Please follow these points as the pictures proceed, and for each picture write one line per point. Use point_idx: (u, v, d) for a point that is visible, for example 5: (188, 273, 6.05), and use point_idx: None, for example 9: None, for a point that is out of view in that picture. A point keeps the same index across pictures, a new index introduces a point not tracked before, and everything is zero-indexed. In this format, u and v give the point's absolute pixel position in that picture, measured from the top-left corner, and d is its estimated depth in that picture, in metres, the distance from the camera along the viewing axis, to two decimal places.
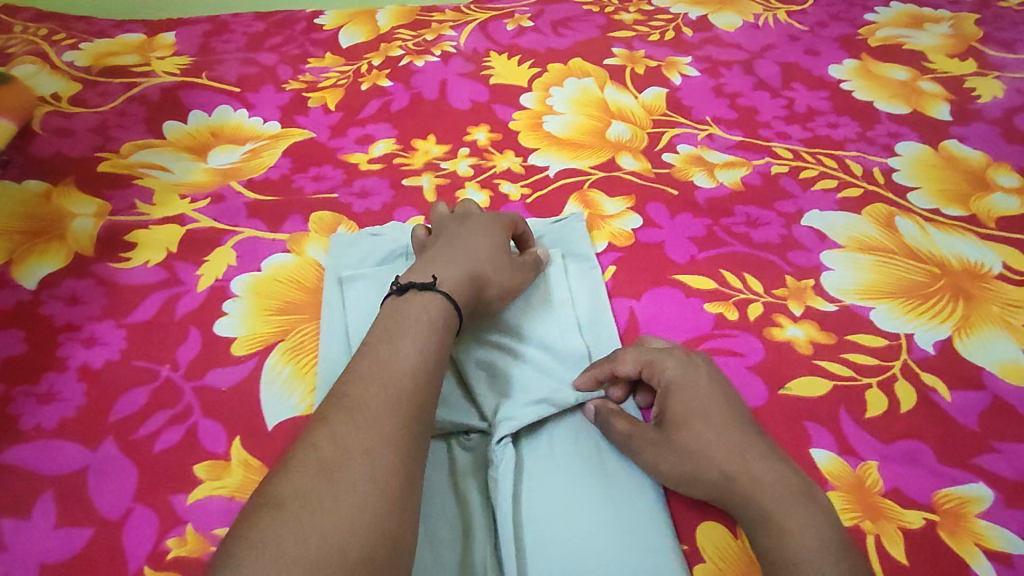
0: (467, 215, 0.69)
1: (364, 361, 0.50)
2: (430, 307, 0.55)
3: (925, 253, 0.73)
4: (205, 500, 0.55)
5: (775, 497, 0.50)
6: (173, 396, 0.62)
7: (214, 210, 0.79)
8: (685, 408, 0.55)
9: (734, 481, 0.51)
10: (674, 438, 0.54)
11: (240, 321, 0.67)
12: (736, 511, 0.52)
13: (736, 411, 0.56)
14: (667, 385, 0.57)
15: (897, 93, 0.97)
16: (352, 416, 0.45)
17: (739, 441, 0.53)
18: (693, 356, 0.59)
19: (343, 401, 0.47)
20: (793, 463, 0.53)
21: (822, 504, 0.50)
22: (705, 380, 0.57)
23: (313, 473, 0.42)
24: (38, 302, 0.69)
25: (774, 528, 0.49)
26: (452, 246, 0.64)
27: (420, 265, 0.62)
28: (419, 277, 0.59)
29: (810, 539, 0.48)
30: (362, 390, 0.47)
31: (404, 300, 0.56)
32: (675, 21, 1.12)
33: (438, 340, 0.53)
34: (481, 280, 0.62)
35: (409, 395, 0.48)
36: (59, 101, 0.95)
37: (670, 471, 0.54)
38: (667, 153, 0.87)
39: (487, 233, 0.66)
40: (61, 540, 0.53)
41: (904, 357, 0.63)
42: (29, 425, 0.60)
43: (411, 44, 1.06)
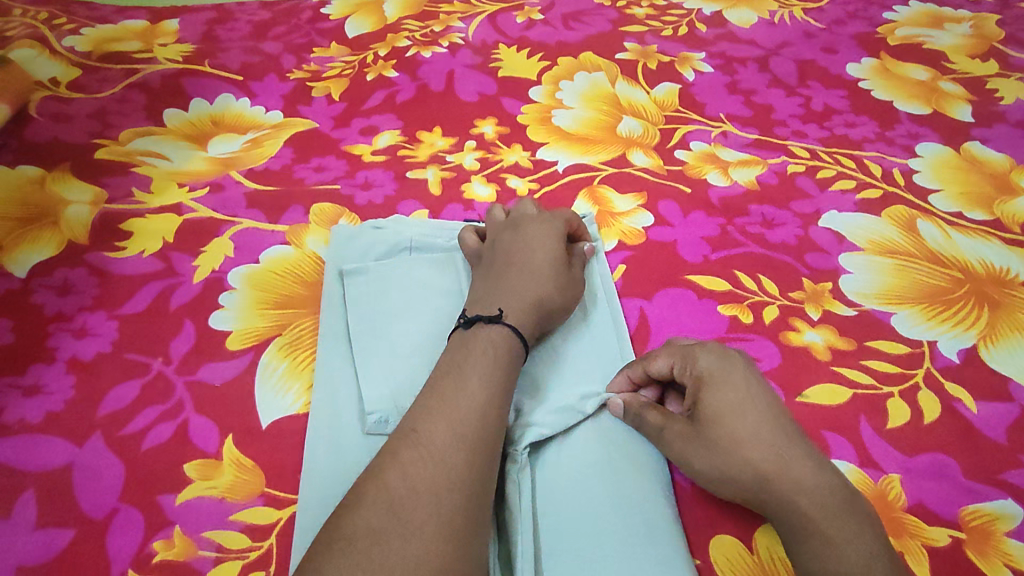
0: (519, 221, 0.67)
1: (432, 392, 0.49)
2: (500, 340, 0.54)
3: (949, 257, 0.70)
4: (194, 501, 0.53)
5: (819, 505, 0.47)
6: (164, 390, 0.59)
7: (213, 200, 0.77)
8: (723, 404, 0.52)
9: (770, 483, 0.49)
10: (709, 432, 0.52)
11: (237, 314, 0.65)
12: (773, 516, 0.49)
13: (772, 408, 0.52)
14: (699, 377, 0.54)
15: (917, 93, 0.95)
16: (420, 452, 0.45)
17: (779, 440, 0.50)
18: (727, 350, 0.56)
19: (410, 434, 0.46)
20: (837, 470, 0.50)
21: (866, 515, 0.48)
22: (742, 372, 0.54)
23: (381, 510, 0.42)
24: (29, 291, 0.67)
25: (817, 537, 0.47)
26: (512, 264, 0.62)
27: (483, 295, 0.60)
28: (485, 308, 0.57)
29: (855, 551, 0.46)
30: (429, 424, 0.47)
31: (470, 335, 0.54)
32: (689, 17, 1.10)
33: (503, 372, 0.52)
34: (544, 304, 0.60)
35: (474, 433, 0.47)
36: (56, 85, 0.92)
37: (704, 471, 0.52)
38: (679, 150, 0.84)
39: (544, 245, 0.64)
40: (44, 540, 0.50)
41: (927, 365, 0.60)
42: (14, 418, 0.57)
43: (418, 35, 1.04)
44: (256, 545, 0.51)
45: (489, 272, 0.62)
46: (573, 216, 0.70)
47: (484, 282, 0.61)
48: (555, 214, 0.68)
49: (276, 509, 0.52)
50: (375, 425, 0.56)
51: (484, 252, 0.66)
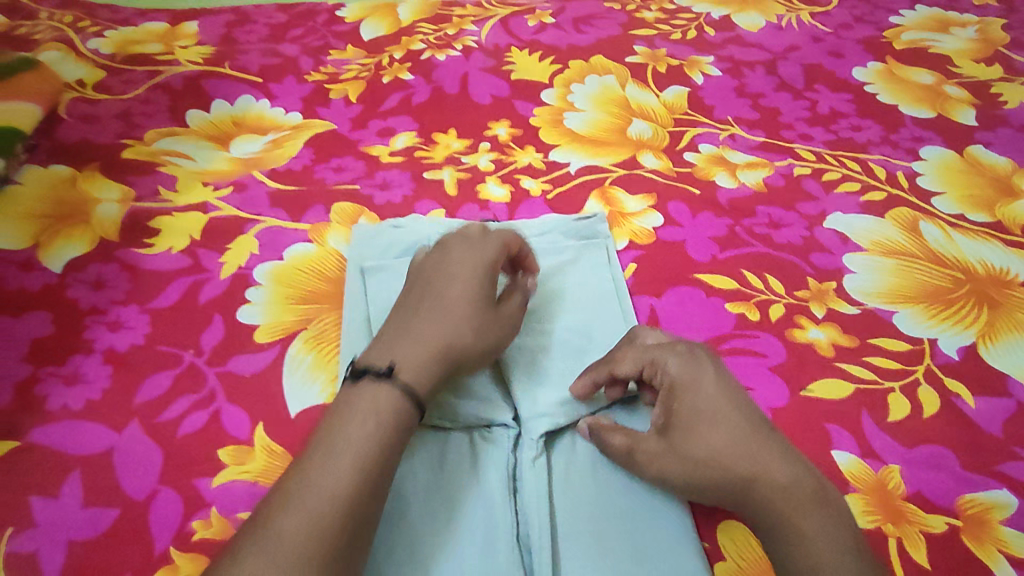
0: (447, 248, 0.60)
1: (298, 470, 0.44)
2: (389, 403, 0.48)
3: (951, 258, 0.72)
4: (228, 484, 0.55)
5: (791, 500, 0.48)
6: (196, 380, 0.62)
7: (238, 199, 0.80)
8: (692, 410, 0.52)
9: (746, 489, 0.49)
10: (679, 442, 0.52)
11: (263, 309, 0.68)
12: (750, 516, 0.50)
13: (742, 409, 0.52)
14: (669, 384, 0.54)
15: (922, 97, 0.97)
16: (267, 555, 0.40)
17: (748, 441, 0.50)
18: (695, 351, 0.56)
19: (264, 528, 0.41)
20: (806, 460, 0.50)
21: (835, 508, 0.48)
22: (711, 376, 0.54)
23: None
24: (64, 285, 0.70)
25: (792, 534, 0.47)
26: (423, 306, 0.56)
27: (383, 340, 0.53)
28: (380, 355, 0.51)
29: (827, 541, 0.47)
30: (286, 517, 0.42)
31: (357, 388, 0.49)
32: (697, 21, 1.12)
33: (385, 437, 0.47)
34: (451, 351, 0.53)
35: (334, 522, 0.42)
36: (83, 87, 0.96)
37: (679, 481, 0.52)
38: (688, 152, 0.87)
39: (462, 284, 0.57)
40: (89, 519, 0.53)
41: (928, 361, 0.63)
42: (56, 405, 0.60)
43: (433, 38, 1.06)
44: None
45: (399, 311, 0.56)
46: (514, 237, 0.63)
47: (390, 325, 0.55)
48: (492, 241, 0.61)
49: None
50: None
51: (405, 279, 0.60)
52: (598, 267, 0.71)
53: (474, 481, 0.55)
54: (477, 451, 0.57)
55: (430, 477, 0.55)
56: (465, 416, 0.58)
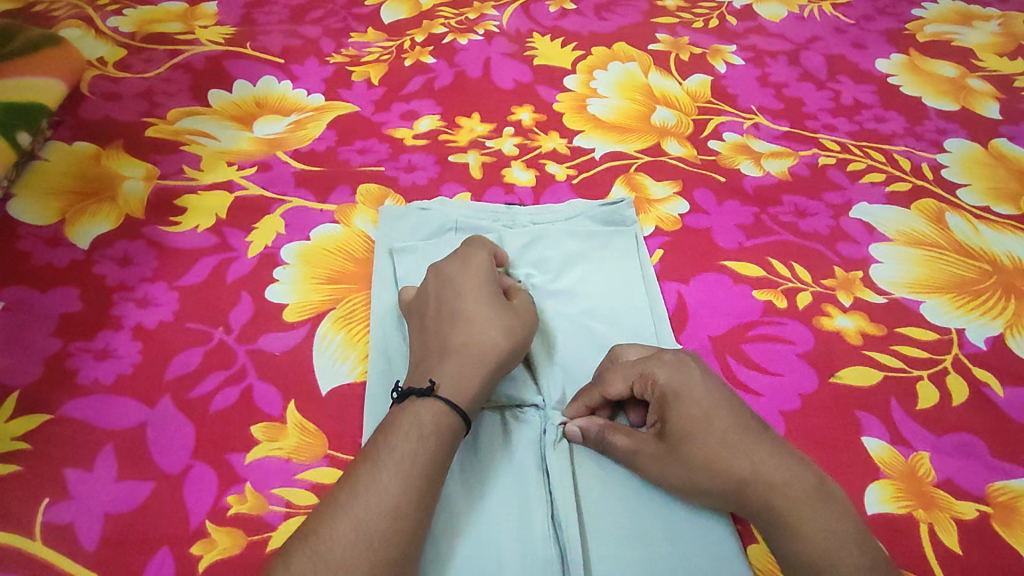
0: (438, 266, 0.61)
1: (347, 483, 0.45)
2: (434, 422, 0.49)
3: (978, 250, 0.72)
4: (262, 460, 0.56)
5: (791, 499, 0.48)
6: (227, 357, 0.62)
7: (262, 178, 0.80)
8: (687, 418, 0.51)
9: (747, 490, 0.49)
10: (679, 449, 0.51)
11: (292, 288, 0.68)
12: (752, 517, 0.50)
13: (739, 413, 0.52)
14: (662, 394, 0.53)
15: (945, 90, 0.96)
16: (316, 566, 0.41)
17: (743, 443, 0.50)
18: (685, 358, 0.55)
19: (312, 539, 0.42)
20: (806, 458, 0.50)
21: (840, 504, 0.48)
22: (701, 383, 0.53)
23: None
24: (91, 262, 0.70)
25: (792, 533, 0.47)
26: (439, 320, 0.56)
27: (418, 363, 0.54)
28: (418, 379, 0.52)
29: (832, 539, 0.46)
30: (333, 529, 0.43)
31: (402, 412, 0.49)
32: (719, 9, 1.11)
33: (437, 456, 0.47)
34: (486, 353, 0.54)
35: (384, 535, 0.43)
36: (104, 65, 0.95)
37: (678, 483, 0.52)
38: (713, 140, 0.86)
39: (470, 289, 0.58)
40: (124, 492, 0.54)
41: (956, 351, 0.63)
42: (87, 379, 0.61)
43: (454, 22, 1.06)
44: None
45: (422, 334, 0.57)
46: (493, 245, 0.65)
47: (418, 346, 0.56)
48: (474, 250, 0.62)
49: (339, 470, 0.56)
50: None
51: (415, 302, 0.60)
52: (625, 253, 0.71)
53: (506, 458, 0.56)
54: (508, 431, 0.57)
55: (462, 456, 0.56)
56: (497, 395, 0.58)
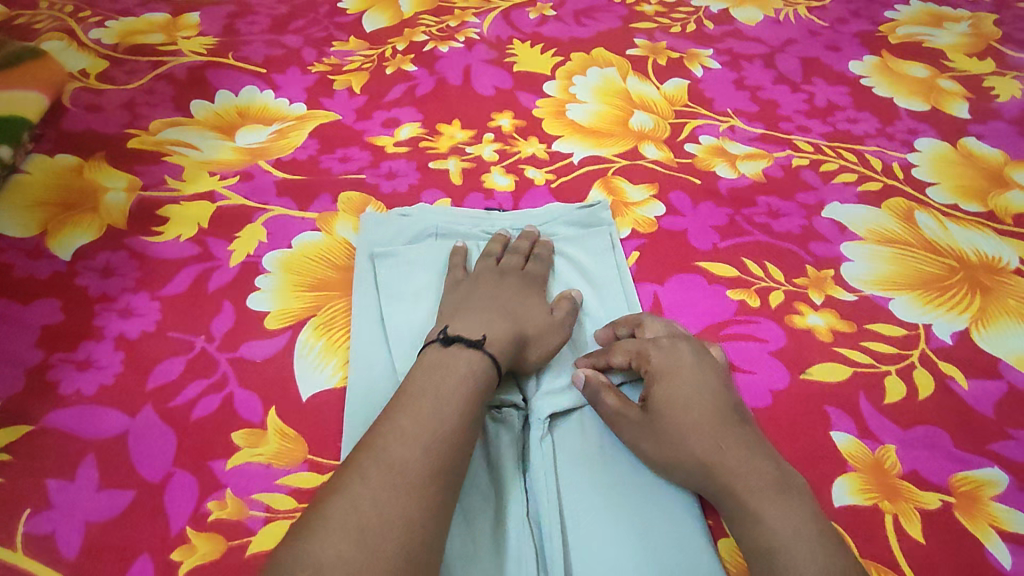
0: (507, 269, 0.68)
1: (403, 411, 0.50)
2: (478, 370, 0.54)
3: (945, 247, 0.74)
4: (243, 466, 0.57)
5: (753, 487, 0.50)
6: (208, 365, 0.63)
7: (245, 188, 0.80)
8: (669, 395, 0.56)
9: (711, 471, 0.52)
10: (658, 420, 0.55)
11: (273, 295, 0.69)
12: (718, 501, 0.52)
13: (718, 400, 0.56)
14: (653, 373, 0.58)
15: (916, 90, 0.99)
16: (394, 476, 0.46)
17: (718, 429, 0.53)
18: (678, 344, 0.59)
19: (382, 454, 0.47)
20: (773, 453, 0.53)
21: (799, 495, 0.50)
22: (690, 366, 0.58)
23: (350, 537, 0.42)
24: (74, 273, 0.71)
25: (752, 520, 0.49)
26: (494, 302, 0.63)
27: (462, 319, 0.60)
28: (469, 329, 0.58)
29: (786, 528, 0.48)
30: (402, 447, 0.47)
31: (449, 353, 0.55)
32: (696, 14, 1.13)
33: (478, 398, 0.53)
34: (522, 335, 0.60)
35: (447, 461, 0.48)
36: (86, 76, 0.96)
37: (651, 455, 0.55)
38: (689, 143, 0.88)
39: (529, 296, 0.65)
40: (105, 500, 0.55)
41: (923, 346, 0.64)
42: (68, 390, 0.61)
43: (435, 30, 1.07)
44: (302, 506, 0.55)
45: (466, 304, 0.62)
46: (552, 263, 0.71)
47: (457, 311, 0.62)
48: (538, 265, 0.69)
49: (319, 475, 0.56)
50: None
51: (467, 280, 0.67)
52: (602, 255, 0.72)
53: (485, 459, 0.57)
54: (487, 433, 0.58)
55: None
56: None
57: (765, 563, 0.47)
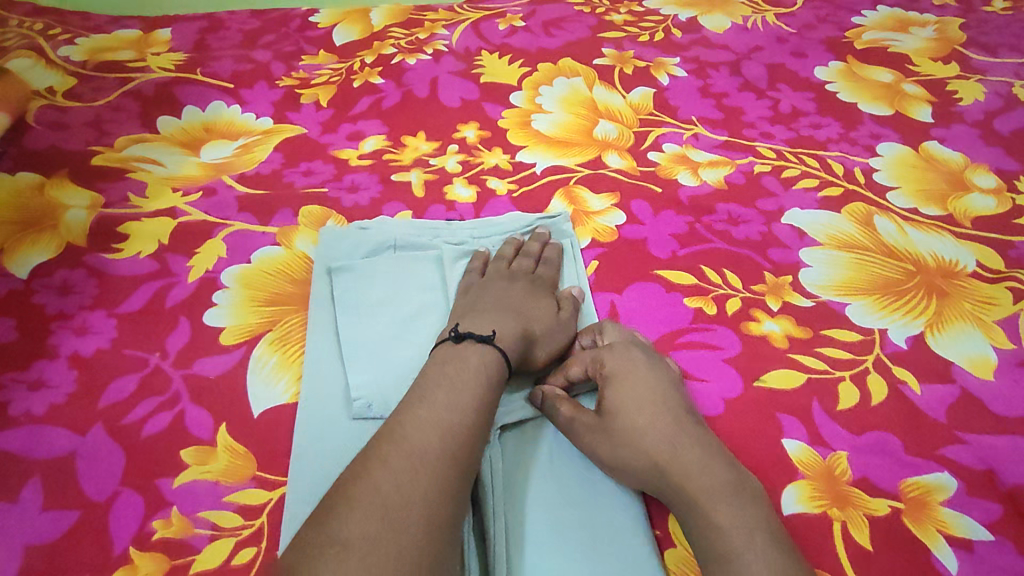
0: (515, 270, 0.70)
1: (421, 404, 0.52)
2: (491, 364, 0.57)
3: (903, 251, 0.75)
4: (191, 484, 0.56)
5: (706, 488, 0.51)
6: (161, 382, 0.63)
7: (206, 204, 0.80)
8: (623, 399, 0.57)
9: (664, 471, 0.53)
10: (612, 424, 0.56)
11: (230, 311, 0.69)
12: (672, 503, 0.53)
13: (671, 403, 0.57)
14: (607, 377, 0.59)
15: (880, 95, 0.99)
16: (416, 446, 0.49)
17: (672, 431, 0.55)
18: (631, 348, 0.61)
19: (400, 442, 0.49)
20: (726, 455, 0.54)
21: (752, 498, 0.51)
22: (644, 368, 0.59)
23: (374, 516, 0.44)
24: (31, 292, 0.71)
25: (705, 522, 0.50)
26: (503, 302, 0.65)
27: (473, 318, 0.62)
28: (478, 326, 0.61)
29: (739, 529, 0.48)
30: (418, 433, 0.50)
31: (461, 348, 0.58)
32: (665, 23, 1.14)
33: (491, 386, 0.56)
34: (529, 333, 0.63)
35: (464, 443, 0.51)
36: (53, 94, 0.96)
37: (607, 460, 0.55)
38: (652, 152, 0.88)
39: (536, 296, 0.67)
40: (50, 521, 0.54)
41: (878, 352, 0.65)
42: (19, 410, 0.61)
43: (404, 42, 1.08)
44: (249, 523, 0.54)
45: (477, 304, 0.65)
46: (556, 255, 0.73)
47: (467, 311, 0.64)
48: (547, 268, 0.71)
49: (267, 491, 0.56)
50: (361, 409, 0.60)
51: (477, 283, 0.69)
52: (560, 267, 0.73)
53: None
54: None
55: None
56: None
57: (717, 567, 0.48)
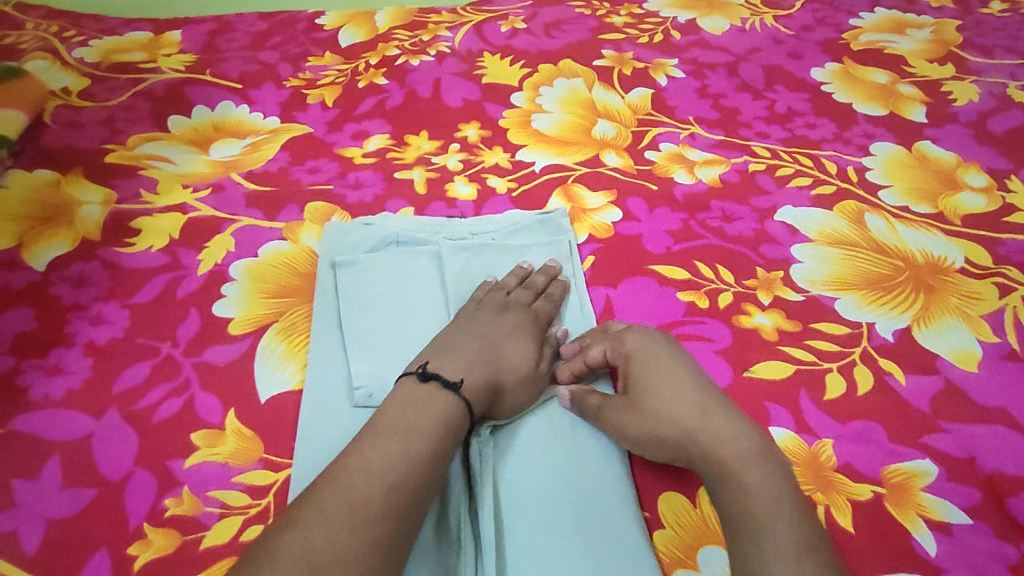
0: (509, 309, 0.68)
1: (395, 414, 0.55)
2: (452, 413, 0.56)
3: (892, 248, 0.76)
4: (201, 465, 0.59)
5: (732, 452, 0.52)
6: (172, 369, 0.66)
7: (215, 200, 0.83)
8: (646, 375, 0.59)
9: (692, 438, 0.54)
10: (638, 399, 0.58)
11: (238, 303, 0.71)
12: (700, 469, 0.54)
13: (695, 377, 0.59)
14: (628, 357, 0.62)
15: (874, 96, 1.01)
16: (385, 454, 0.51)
17: (700, 400, 0.56)
18: (652, 332, 0.64)
19: (356, 465, 0.50)
20: (752, 422, 0.55)
21: (777, 462, 0.52)
22: (665, 350, 0.61)
23: (344, 512, 0.47)
24: (48, 283, 0.73)
25: (732, 483, 0.51)
26: (483, 339, 0.64)
27: (450, 355, 0.61)
28: (450, 369, 0.59)
29: (765, 489, 0.50)
30: (391, 439, 0.52)
31: (426, 391, 0.57)
32: (664, 25, 1.16)
33: (459, 417, 0.56)
34: (501, 377, 0.61)
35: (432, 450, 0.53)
36: (68, 94, 0.99)
37: (636, 435, 0.57)
38: (649, 151, 0.90)
39: (521, 339, 0.65)
40: (68, 499, 0.57)
41: (865, 344, 0.66)
42: (38, 395, 0.64)
43: (408, 44, 1.10)
44: (256, 502, 0.57)
45: (457, 339, 0.64)
46: (557, 295, 0.71)
47: (446, 344, 0.63)
48: (545, 304, 0.70)
49: (273, 473, 0.59)
50: (362, 397, 0.63)
51: (467, 315, 0.67)
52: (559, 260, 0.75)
53: None
54: None
55: None
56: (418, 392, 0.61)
57: (745, 527, 0.49)
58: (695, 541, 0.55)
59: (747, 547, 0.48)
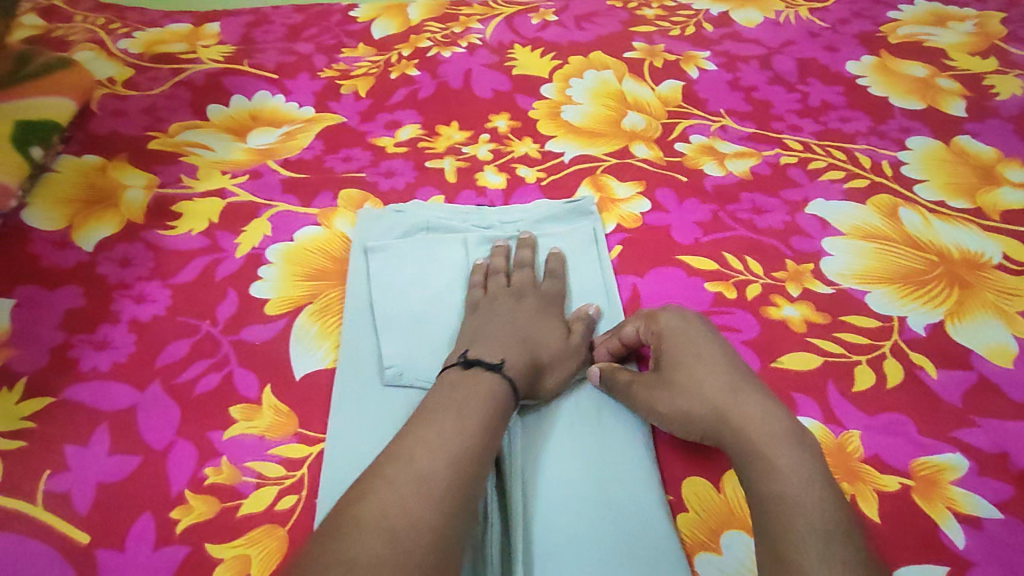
0: (522, 292, 0.70)
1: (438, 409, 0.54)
2: (497, 393, 0.57)
3: (927, 242, 0.75)
4: (239, 437, 0.61)
5: (764, 434, 0.53)
6: (211, 346, 0.68)
7: (253, 185, 0.86)
8: (679, 356, 0.60)
9: (723, 416, 0.55)
10: (671, 378, 0.59)
11: (274, 285, 0.74)
12: (730, 449, 0.55)
13: (728, 359, 0.60)
14: (661, 336, 0.62)
15: (912, 89, 0.99)
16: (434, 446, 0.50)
17: (731, 381, 0.57)
18: (687, 311, 0.64)
19: (408, 466, 0.48)
20: (784, 406, 0.55)
21: (810, 447, 0.52)
22: (699, 330, 0.62)
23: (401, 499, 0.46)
24: (95, 263, 0.77)
25: (763, 463, 0.51)
26: (510, 326, 0.65)
27: (482, 344, 0.62)
28: (487, 354, 0.60)
29: (797, 472, 0.50)
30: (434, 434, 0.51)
31: (470, 375, 0.58)
32: (696, 17, 1.15)
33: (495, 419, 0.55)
34: (538, 356, 0.63)
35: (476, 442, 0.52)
36: (114, 84, 1.03)
37: (667, 412, 0.58)
38: (679, 143, 0.90)
39: (543, 320, 0.67)
40: (115, 465, 0.60)
41: (896, 338, 0.66)
42: (87, 367, 0.67)
43: (439, 36, 1.11)
44: (290, 474, 0.59)
45: (485, 326, 0.65)
46: (559, 266, 0.73)
47: (473, 335, 0.64)
48: (551, 282, 0.72)
49: (307, 446, 0.61)
50: (391, 376, 0.64)
51: (483, 304, 0.69)
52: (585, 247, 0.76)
53: None
54: None
55: None
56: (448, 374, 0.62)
57: (773, 507, 0.49)
58: (717, 523, 0.56)
59: (773, 524, 0.48)
